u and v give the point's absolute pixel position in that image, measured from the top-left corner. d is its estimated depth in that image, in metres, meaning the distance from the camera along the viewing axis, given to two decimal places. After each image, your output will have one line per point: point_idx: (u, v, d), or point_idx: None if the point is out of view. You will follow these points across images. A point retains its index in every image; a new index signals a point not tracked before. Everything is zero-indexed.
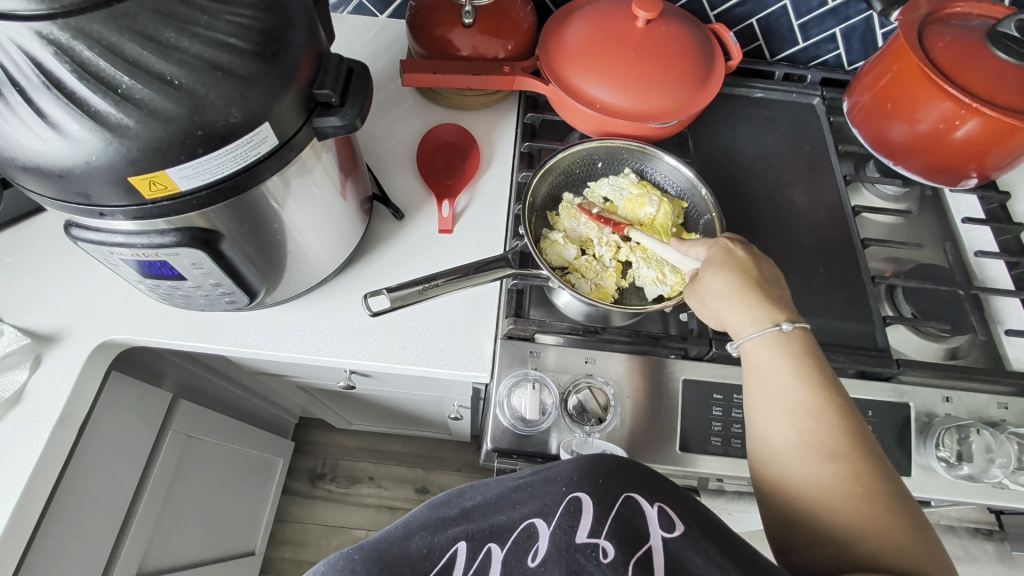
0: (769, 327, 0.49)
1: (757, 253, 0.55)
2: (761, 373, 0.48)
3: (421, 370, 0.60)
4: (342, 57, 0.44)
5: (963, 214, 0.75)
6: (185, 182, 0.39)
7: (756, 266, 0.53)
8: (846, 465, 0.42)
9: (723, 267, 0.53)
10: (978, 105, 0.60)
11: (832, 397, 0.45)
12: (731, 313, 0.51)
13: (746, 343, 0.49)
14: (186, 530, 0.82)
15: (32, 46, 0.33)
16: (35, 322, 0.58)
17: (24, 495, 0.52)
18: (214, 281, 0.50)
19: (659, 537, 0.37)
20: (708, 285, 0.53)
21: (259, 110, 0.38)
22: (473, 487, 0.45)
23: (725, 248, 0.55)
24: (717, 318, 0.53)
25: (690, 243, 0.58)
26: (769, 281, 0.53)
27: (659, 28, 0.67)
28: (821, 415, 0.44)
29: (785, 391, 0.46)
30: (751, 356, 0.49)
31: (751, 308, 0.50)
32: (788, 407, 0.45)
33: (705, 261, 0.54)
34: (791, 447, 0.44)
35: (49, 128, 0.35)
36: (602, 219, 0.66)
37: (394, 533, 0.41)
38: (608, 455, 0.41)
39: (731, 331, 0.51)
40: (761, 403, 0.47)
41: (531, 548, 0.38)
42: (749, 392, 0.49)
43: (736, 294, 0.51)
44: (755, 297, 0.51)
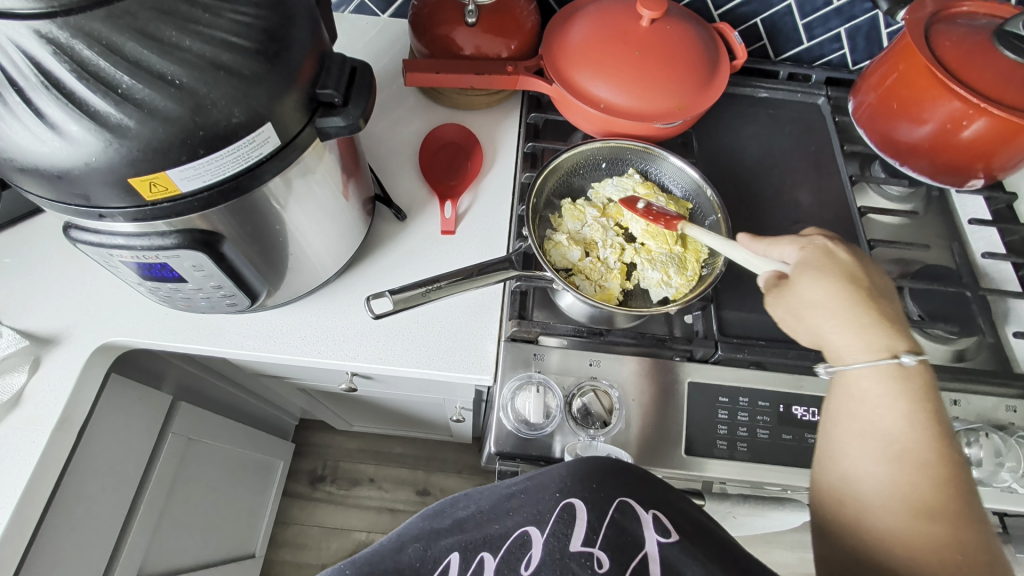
0: (886, 359, 0.44)
1: (861, 259, 0.50)
2: (860, 409, 0.44)
3: (424, 372, 0.60)
4: (345, 56, 0.44)
5: (969, 215, 0.75)
6: (186, 183, 0.38)
7: (865, 277, 0.48)
8: (946, 529, 0.37)
9: (824, 273, 0.48)
10: (986, 106, 0.60)
11: (946, 455, 0.40)
12: (836, 330, 0.46)
13: (851, 369, 0.45)
14: (186, 534, 0.82)
15: (31, 44, 0.33)
16: (34, 324, 0.58)
17: (22, 500, 0.51)
18: (215, 283, 0.50)
19: (654, 542, 0.37)
20: (805, 291, 0.48)
21: (261, 110, 0.38)
22: (467, 495, 0.44)
23: (823, 251, 0.50)
24: (812, 331, 0.48)
25: (772, 242, 0.54)
26: (878, 291, 0.48)
27: (664, 28, 0.67)
28: (927, 468, 0.39)
29: (888, 434, 0.41)
30: (854, 387, 0.45)
31: (862, 327, 0.46)
32: (888, 452, 0.41)
33: (800, 264, 0.50)
34: (883, 495, 0.40)
35: (48, 129, 0.35)
36: (650, 214, 0.63)
37: (386, 547, 0.40)
38: (601, 460, 0.41)
39: (831, 350, 0.47)
40: (856, 441, 0.43)
41: (524, 556, 0.37)
42: (841, 425, 0.44)
43: (844, 309, 0.46)
44: (867, 317, 0.46)
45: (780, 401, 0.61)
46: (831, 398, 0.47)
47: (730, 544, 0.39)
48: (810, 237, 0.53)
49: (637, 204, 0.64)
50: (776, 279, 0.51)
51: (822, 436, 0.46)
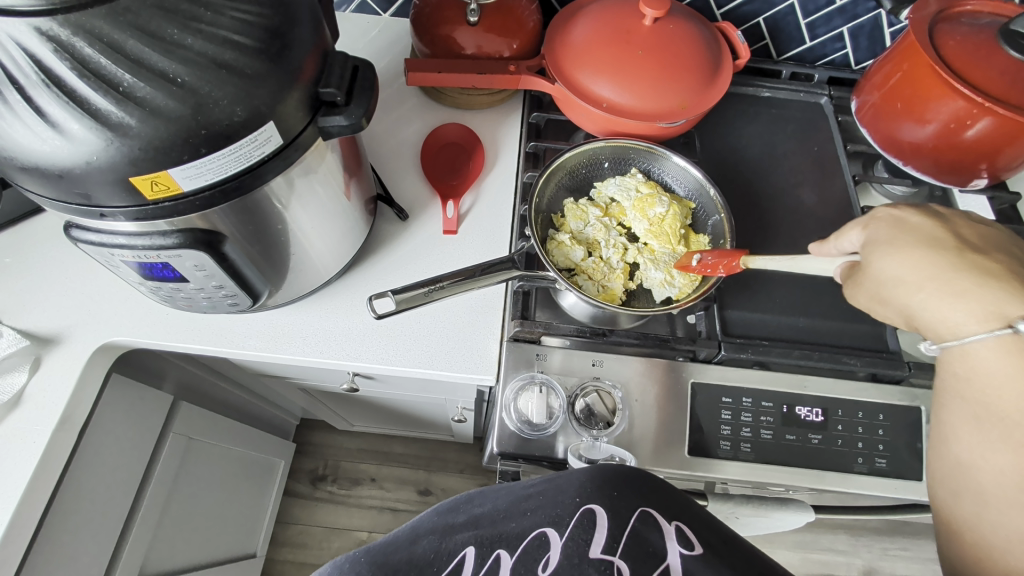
0: (999, 329, 0.41)
1: (936, 219, 0.48)
2: (979, 391, 0.43)
3: (426, 372, 0.60)
4: (347, 55, 0.44)
5: (972, 215, 0.75)
6: (188, 183, 0.38)
7: (947, 236, 0.46)
8: None
9: (897, 246, 0.46)
10: (991, 104, 0.60)
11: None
12: (931, 304, 0.44)
13: (960, 345, 0.43)
14: (187, 533, 0.82)
15: (32, 42, 0.32)
16: (35, 324, 0.58)
17: (24, 499, 0.51)
18: (217, 283, 0.50)
19: (677, 555, 0.36)
20: (882, 272, 0.47)
21: (263, 108, 0.37)
22: (483, 493, 0.44)
23: (891, 223, 0.49)
24: (904, 312, 0.46)
25: (839, 231, 0.52)
26: (969, 246, 0.46)
27: (667, 26, 0.66)
28: None
29: (1010, 421, 0.40)
30: (967, 367, 0.43)
31: (957, 294, 0.43)
32: (1010, 441, 0.40)
33: (868, 244, 0.48)
34: (1007, 485, 0.40)
35: (49, 127, 0.35)
36: (707, 266, 0.59)
37: (401, 537, 0.41)
38: (621, 468, 0.41)
39: (930, 327, 0.45)
40: (975, 428, 0.42)
41: (541, 558, 0.36)
42: (958, 407, 0.44)
43: (933, 280, 0.44)
44: (963, 282, 0.43)
45: (783, 402, 0.60)
46: (945, 374, 0.45)
47: (735, 543, 0.39)
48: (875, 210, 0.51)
49: (692, 259, 0.60)
50: (852, 267, 0.49)
51: (940, 415, 0.46)
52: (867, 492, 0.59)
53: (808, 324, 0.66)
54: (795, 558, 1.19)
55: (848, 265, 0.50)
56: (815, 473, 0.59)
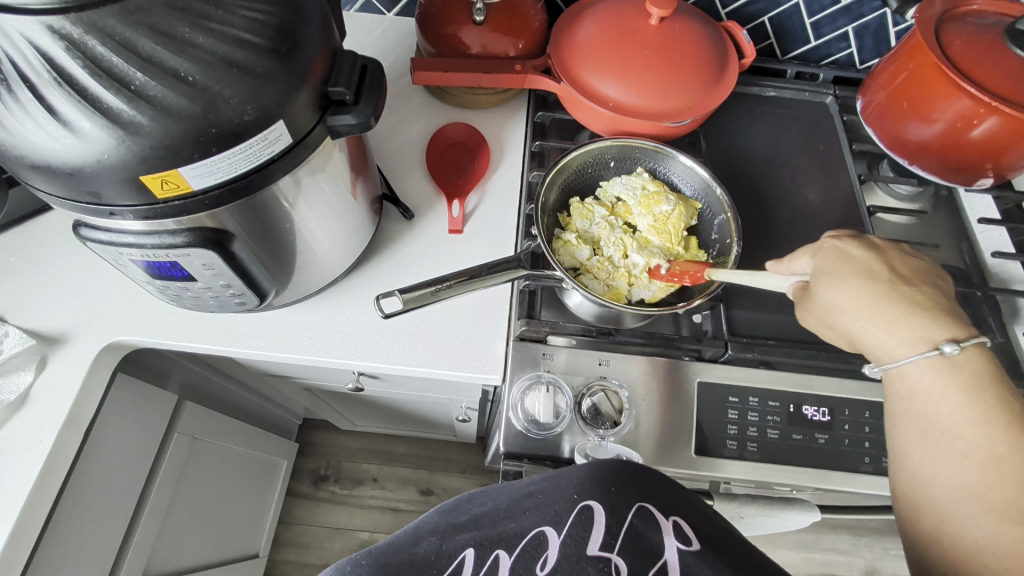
0: (928, 351, 0.44)
1: (875, 248, 0.51)
2: (917, 407, 0.45)
3: (432, 372, 0.59)
4: (356, 54, 0.43)
5: (978, 214, 0.75)
6: (197, 181, 0.38)
7: (883, 266, 0.49)
8: None
9: (841, 276, 0.49)
10: (997, 104, 0.60)
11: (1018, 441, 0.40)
12: (871, 330, 0.47)
13: (896, 367, 0.46)
14: (191, 533, 0.81)
15: (44, 40, 0.32)
16: (41, 323, 0.58)
17: (31, 498, 0.51)
18: (224, 282, 0.50)
19: (674, 550, 0.36)
20: (826, 301, 0.49)
21: (273, 107, 0.37)
22: (485, 493, 0.44)
23: (834, 253, 0.51)
24: (848, 336, 0.49)
25: (790, 258, 0.54)
26: (902, 276, 0.49)
27: (673, 26, 0.66)
28: (1003, 464, 0.40)
29: (949, 433, 0.43)
30: (907, 384, 0.45)
31: (892, 322, 0.47)
32: (953, 452, 0.42)
33: (816, 272, 0.51)
34: (960, 498, 0.41)
35: (60, 126, 0.35)
36: (675, 275, 0.62)
37: (403, 539, 0.40)
38: (621, 462, 0.41)
39: (870, 351, 0.48)
40: (922, 443, 0.44)
41: (539, 557, 0.37)
42: (904, 426, 0.46)
43: (871, 308, 0.47)
44: (897, 310, 0.47)
45: (790, 401, 0.60)
46: (890, 397, 0.47)
47: (746, 544, 0.38)
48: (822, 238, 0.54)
49: (660, 268, 0.63)
50: (802, 291, 0.52)
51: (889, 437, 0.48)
52: (874, 492, 0.59)
53: None
54: (797, 558, 1.19)
55: (800, 288, 0.52)
56: (822, 472, 0.59)
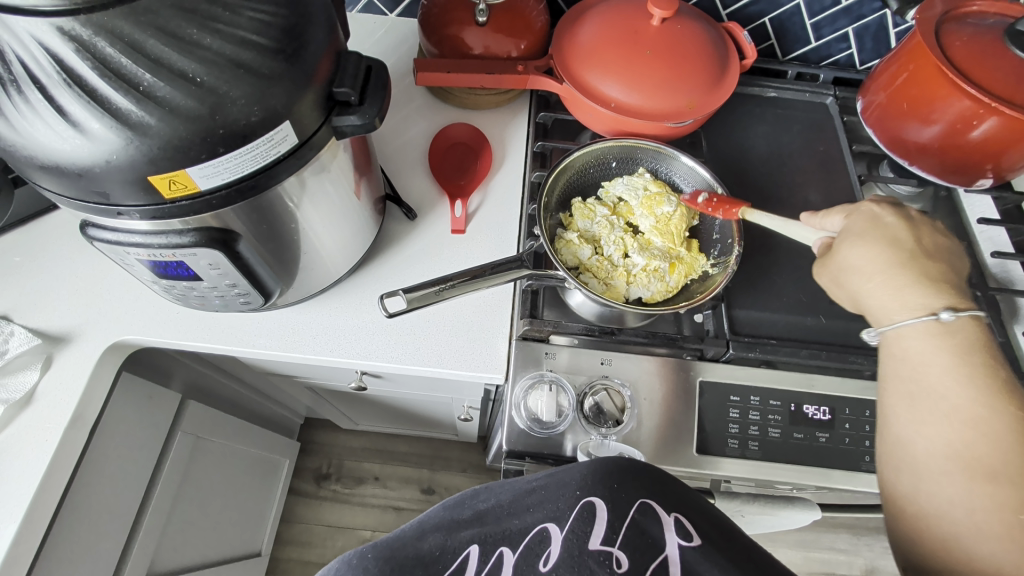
0: (925, 317, 0.45)
1: (912, 221, 0.50)
2: (909, 369, 0.45)
3: (435, 370, 0.60)
4: (361, 55, 0.44)
5: (977, 214, 0.75)
6: (205, 182, 0.38)
7: (910, 236, 0.49)
8: (1007, 489, 0.38)
9: (867, 239, 0.49)
10: (997, 105, 0.60)
11: (999, 406, 0.40)
12: (875, 294, 0.48)
13: (893, 330, 0.46)
14: (194, 532, 0.82)
15: (54, 42, 0.33)
16: (46, 323, 0.58)
17: (37, 497, 0.51)
18: (230, 282, 0.50)
19: (676, 546, 0.37)
20: (846, 259, 0.49)
21: (279, 108, 0.38)
22: (487, 488, 0.45)
23: (868, 216, 0.51)
24: (854, 297, 0.50)
25: (825, 213, 0.54)
26: (926, 250, 0.49)
27: (674, 26, 0.67)
28: (985, 425, 0.40)
29: (936, 394, 0.43)
30: (902, 346, 0.46)
31: (900, 290, 0.47)
32: (938, 411, 0.42)
33: (842, 233, 0.51)
34: (939, 457, 0.41)
35: (70, 126, 0.35)
36: (710, 204, 0.63)
37: (408, 533, 0.41)
38: (625, 460, 0.41)
39: (871, 313, 0.49)
40: (908, 403, 0.44)
41: (542, 552, 0.37)
42: (893, 388, 0.46)
43: (884, 273, 0.47)
44: (906, 277, 0.47)
45: (791, 400, 0.61)
46: (882, 361, 0.47)
47: (748, 542, 0.39)
48: (861, 200, 0.53)
49: (697, 198, 0.65)
50: (825, 246, 0.52)
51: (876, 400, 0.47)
52: (874, 491, 0.59)
53: (815, 323, 0.66)
54: (797, 557, 1.20)
55: (824, 243, 0.53)
56: (823, 471, 0.59)
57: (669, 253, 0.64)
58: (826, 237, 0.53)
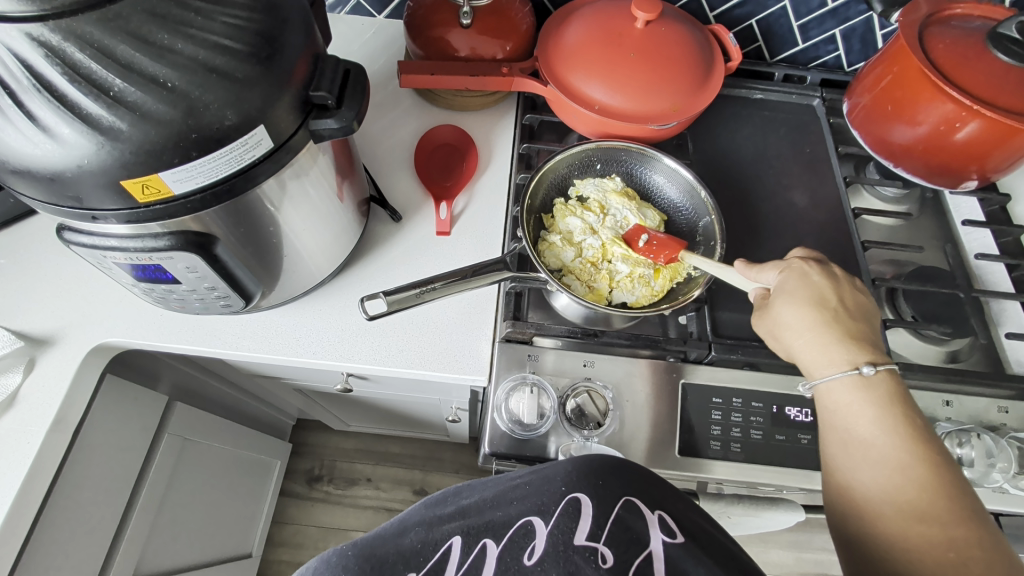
0: (849, 370, 0.46)
1: (838, 279, 0.52)
2: (840, 419, 0.46)
3: (419, 373, 0.60)
4: (338, 58, 0.44)
5: (962, 216, 0.75)
6: (178, 186, 0.38)
7: (835, 295, 0.51)
8: (939, 529, 0.39)
9: (798, 298, 0.51)
10: (978, 108, 0.60)
11: (920, 450, 0.42)
12: (807, 348, 0.49)
13: (821, 385, 0.47)
14: (182, 533, 0.82)
15: (23, 47, 0.33)
16: (29, 325, 0.58)
17: (18, 498, 0.51)
18: (209, 285, 0.50)
19: (659, 541, 0.37)
20: (780, 316, 0.51)
21: (254, 112, 0.38)
22: (470, 486, 0.44)
23: (799, 274, 0.52)
24: (788, 351, 0.51)
25: (758, 267, 0.55)
26: (849, 309, 0.50)
27: (658, 29, 0.67)
28: (908, 470, 0.42)
29: (866, 443, 0.44)
30: (831, 399, 0.47)
31: (827, 345, 0.48)
32: (871, 460, 0.43)
33: (775, 289, 0.53)
34: (877, 501, 0.42)
35: (41, 132, 0.35)
36: (652, 249, 0.63)
37: (388, 531, 0.41)
38: (608, 457, 0.41)
39: (804, 366, 0.50)
40: (842, 453, 0.45)
41: (526, 546, 0.37)
42: (827, 436, 0.47)
43: (813, 329, 0.49)
44: (832, 334, 0.49)
45: (773, 402, 0.61)
46: (817, 411, 0.49)
47: (726, 541, 0.39)
48: (789, 256, 0.55)
49: (640, 237, 0.64)
50: (762, 299, 0.54)
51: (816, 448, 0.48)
52: None
53: None
54: (789, 558, 1.20)
55: (760, 294, 0.55)
56: (806, 473, 0.59)
57: (655, 261, 0.64)
58: (761, 287, 0.55)
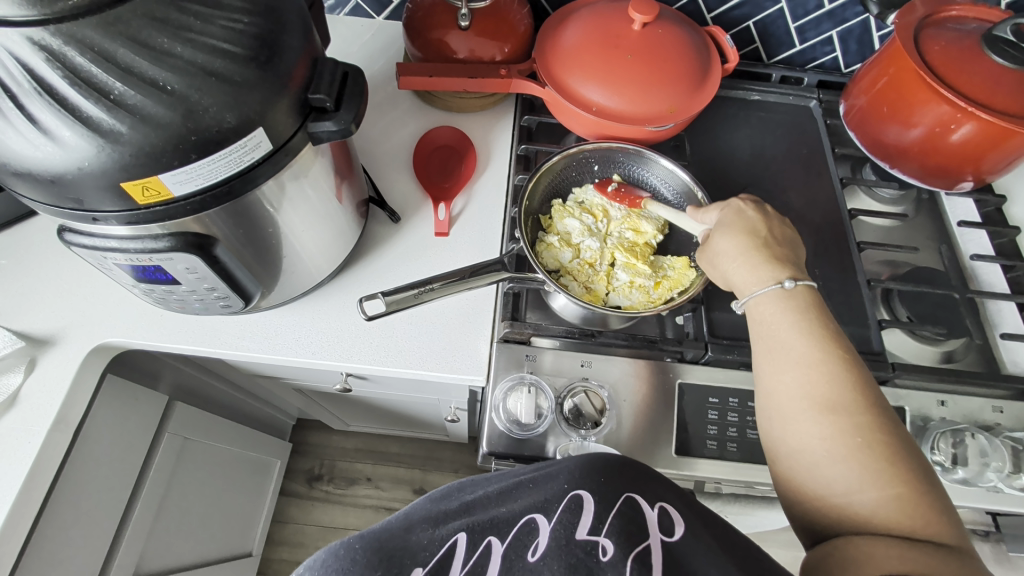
0: (774, 285, 0.49)
1: (771, 215, 0.55)
2: (764, 329, 0.48)
3: (417, 373, 0.60)
4: (337, 61, 0.44)
5: (958, 217, 0.75)
6: (178, 188, 0.39)
7: (765, 226, 0.53)
8: (847, 419, 0.41)
9: (732, 228, 0.53)
10: (973, 109, 0.60)
11: (835, 352, 0.44)
12: (738, 273, 0.51)
13: (751, 301, 0.50)
14: (183, 532, 0.82)
15: (24, 52, 0.33)
16: (30, 325, 0.58)
17: (19, 497, 0.52)
18: (209, 285, 0.50)
19: (657, 539, 0.37)
20: (717, 246, 0.54)
21: (253, 115, 0.38)
22: (474, 481, 0.45)
23: (735, 211, 0.55)
24: (724, 278, 0.53)
25: (705, 210, 0.58)
26: (776, 239, 0.53)
27: (656, 31, 0.67)
28: (823, 367, 0.43)
29: (788, 346, 0.45)
30: (758, 313, 0.49)
31: (756, 268, 0.50)
32: (790, 361, 0.44)
33: (717, 224, 0.55)
34: (794, 398, 0.43)
35: (41, 134, 0.35)
36: (618, 194, 0.68)
37: (395, 524, 0.40)
38: (611, 454, 0.42)
39: (737, 290, 0.52)
40: (767, 359, 0.46)
41: (531, 543, 0.38)
42: (755, 348, 0.48)
43: (744, 254, 0.51)
44: (760, 258, 0.51)
45: None
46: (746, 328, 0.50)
47: (727, 536, 0.39)
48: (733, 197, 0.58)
49: (607, 186, 0.69)
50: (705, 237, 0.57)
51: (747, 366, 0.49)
52: None
53: None
54: None
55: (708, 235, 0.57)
56: None
57: (654, 272, 0.64)
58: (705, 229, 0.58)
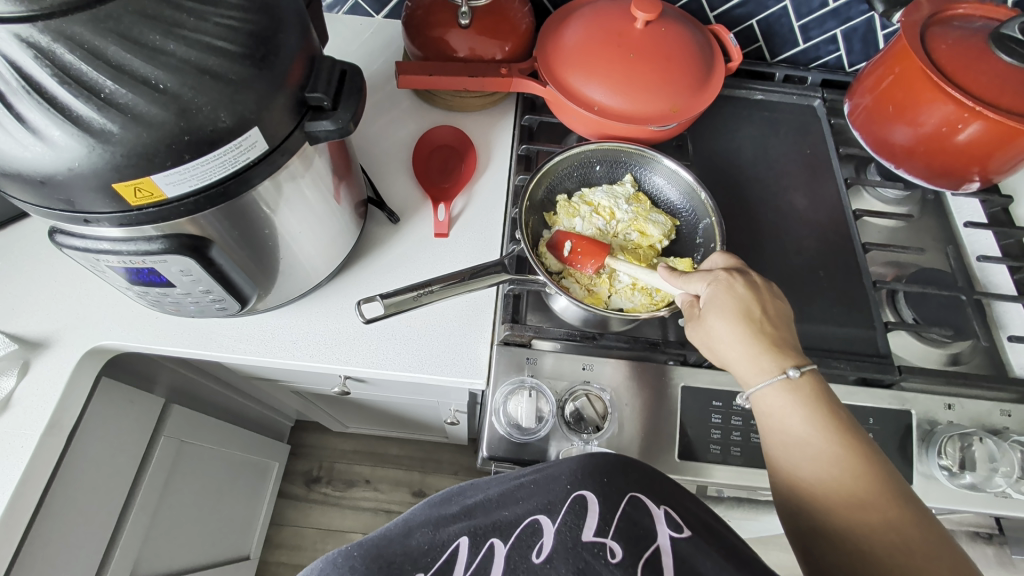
0: (777, 376, 0.48)
1: (761, 289, 0.52)
2: (775, 422, 0.48)
3: (416, 375, 0.59)
4: (335, 59, 0.43)
5: (964, 217, 0.75)
6: (171, 189, 0.38)
7: (759, 305, 0.51)
8: (877, 515, 0.41)
9: (726, 313, 0.51)
10: (981, 108, 0.60)
11: (849, 442, 0.44)
12: (737, 361, 0.50)
13: (755, 392, 0.49)
14: (180, 535, 0.81)
15: (12, 49, 0.32)
16: (24, 328, 0.57)
17: (11, 502, 0.51)
18: (204, 288, 0.49)
19: (666, 537, 0.37)
20: (714, 329, 0.51)
21: (248, 114, 0.37)
22: (474, 484, 0.44)
23: (725, 287, 0.52)
24: (722, 360, 0.52)
25: (685, 276, 0.55)
26: (771, 318, 0.51)
27: (658, 29, 0.66)
28: (842, 461, 0.43)
29: (802, 441, 0.45)
30: (764, 405, 0.48)
31: (756, 356, 0.49)
32: (809, 456, 0.45)
33: (706, 302, 0.52)
34: (822, 495, 0.43)
35: (30, 134, 0.35)
36: (576, 256, 0.62)
37: (394, 531, 0.40)
38: (613, 454, 0.41)
39: (739, 375, 0.50)
40: (784, 454, 0.46)
41: (535, 544, 0.37)
42: (767, 440, 0.48)
43: (744, 343, 0.50)
44: (759, 345, 0.49)
45: None
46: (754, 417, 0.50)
47: (735, 542, 0.39)
48: (714, 266, 0.55)
49: (561, 248, 0.62)
50: (691, 309, 0.54)
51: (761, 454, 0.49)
52: None
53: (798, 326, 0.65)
54: None
55: (690, 304, 0.55)
56: None
57: None
58: (689, 295, 0.55)
